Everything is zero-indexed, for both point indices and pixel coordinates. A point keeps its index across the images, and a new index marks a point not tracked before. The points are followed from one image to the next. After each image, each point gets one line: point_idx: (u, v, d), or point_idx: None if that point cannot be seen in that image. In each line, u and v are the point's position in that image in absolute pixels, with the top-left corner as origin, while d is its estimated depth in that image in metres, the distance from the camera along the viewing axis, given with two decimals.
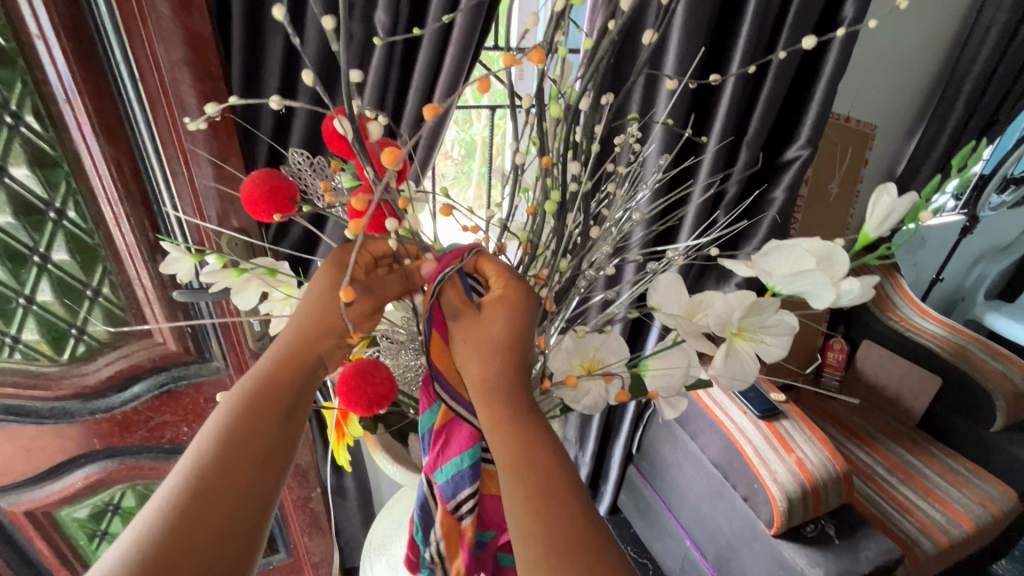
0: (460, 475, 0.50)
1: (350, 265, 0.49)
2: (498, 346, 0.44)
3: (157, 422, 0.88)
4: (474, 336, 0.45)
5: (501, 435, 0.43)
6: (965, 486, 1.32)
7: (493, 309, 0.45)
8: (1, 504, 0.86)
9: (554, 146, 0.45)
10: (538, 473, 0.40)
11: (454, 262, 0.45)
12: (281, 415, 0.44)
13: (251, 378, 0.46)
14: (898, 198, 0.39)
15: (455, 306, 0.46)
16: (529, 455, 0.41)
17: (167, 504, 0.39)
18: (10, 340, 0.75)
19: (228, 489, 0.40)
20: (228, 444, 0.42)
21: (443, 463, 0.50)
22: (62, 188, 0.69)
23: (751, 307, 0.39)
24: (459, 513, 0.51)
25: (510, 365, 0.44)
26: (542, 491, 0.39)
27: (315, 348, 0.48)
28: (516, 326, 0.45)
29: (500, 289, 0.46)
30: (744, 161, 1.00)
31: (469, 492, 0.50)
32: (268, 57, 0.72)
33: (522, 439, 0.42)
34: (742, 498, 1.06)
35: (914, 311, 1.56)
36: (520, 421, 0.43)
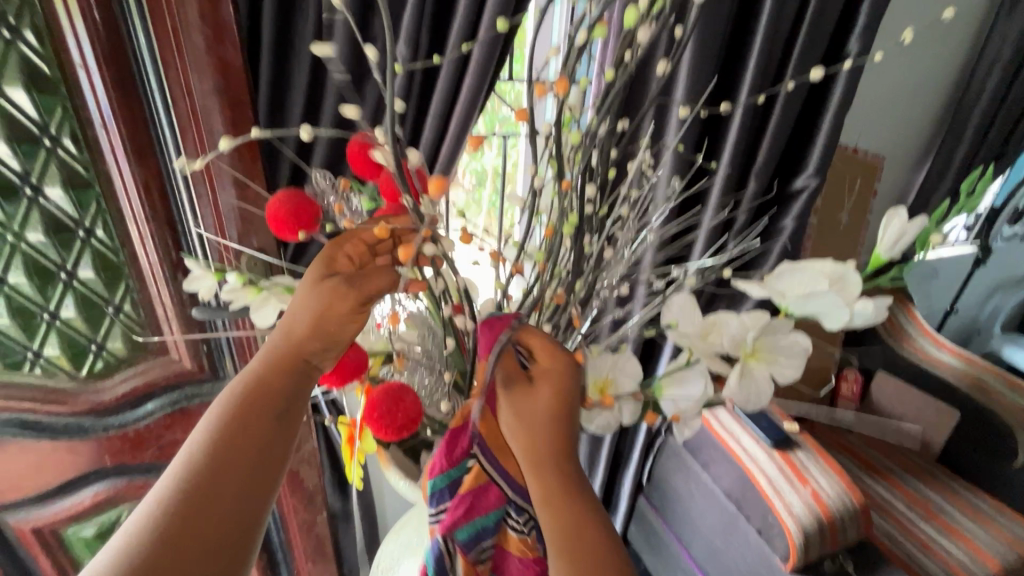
0: (482, 532, 0.55)
1: (339, 259, 0.50)
2: (545, 414, 0.45)
3: (168, 440, 0.88)
4: (524, 408, 0.46)
5: (542, 485, 0.44)
6: (989, 523, 1.28)
7: (544, 379, 0.46)
8: (10, 521, 0.86)
9: (573, 170, 0.46)
10: (570, 511, 0.43)
11: (505, 331, 0.46)
12: (273, 419, 0.45)
13: (241, 383, 0.47)
14: (907, 222, 0.39)
15: (507, 374, 0.47)
16: (571, 499, 0.43)
17: (159, 506, 0.39)
18: (32, 354, 0.77)
19: (222, 494, 0.41)
20: (220, 449, 0.42)
21: (466, 523, 0.54)
22: (93, 208, 0.72)
23: (765, 328, 0.39)
24: (478, 560, 0.57)
25: (560, 430, 0.45)
26: (574, 532, 0.42)
27: (305, 348, 0.48)
28: (563, 395, 0.45)
29: (549, 364, 0.46)
30: (754, 189, 1.01)
31: (490, 542, 0.56)
32: (295, 83, 0.75)
33: (565, 490, 0.44)
34: (756, 530, 1.04)
35: (930, 342, 1.53)
36: (568, 475, 0.44)
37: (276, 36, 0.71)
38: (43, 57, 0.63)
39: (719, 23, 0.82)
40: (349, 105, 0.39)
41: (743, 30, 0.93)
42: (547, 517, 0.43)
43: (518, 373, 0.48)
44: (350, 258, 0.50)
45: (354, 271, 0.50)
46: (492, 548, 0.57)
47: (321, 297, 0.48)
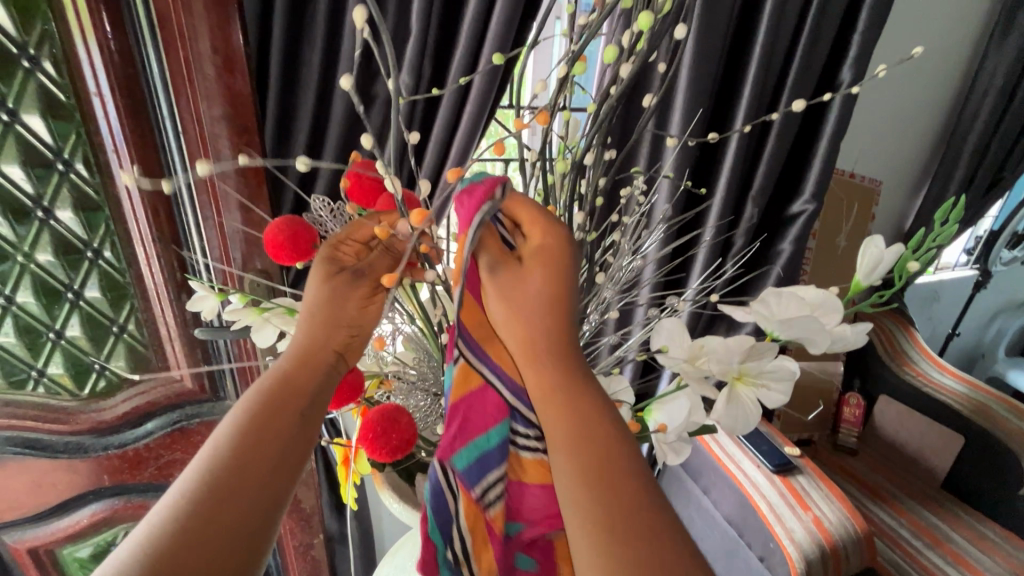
0: (487, 456, 0.47)
1: (338, 256, 0.50)
2: (538, 298, 0.44)
3: (166, 460, 0.89)
4: (512, 292, 0.44)
5: (540, 384, 0.43)
6: (994, 550, 1.26)
7: (535, 259, 0.44)
8: (6, 541, 0.87)
9: (560, 198, 0.48)
10: (585, 436, 0.40)
11: (488, 199, 0.41)
12: (296, 416, 0.44)
13: (268, 381, 0.46)
14: (884, 249, 0.40)
15: (493, 258, 0.45)
16: (563, 395, 0.42)
17: (182, 497, 0.37)
18: (36, 373, 0.78)
19: (246, 485, 0.39)
20: (244, 443, 0.41)
21: (464, 445, 0.46)
22: (101, 230, 0.74)
23: (749, 352, 0.40)
24: (485, 502, 0.47)
25: (549, 311, 0.44)
26: (593, 459, 0.39)
27: (326, 344, 0.48)
28: (554, 274, 0.44)
29: (535, 233, 0.44)
30: (750, 214, 1.03)
31: (497, 474, 0.47)
32: (300, 110, 0.77)
33: (563, 386, 0.43)
34: (758, 557, 1.03)
35: (931, 365, 1.51)
36: (561, 362, 0.43)
37: (284, 67, 0.74)
38: (60, 86, 0.66)
39: (712, 55, 0.85)
40: (365, 135, 0.41)
41: (736, 60, 0.96)
42: (560, 449, 0.40)
43: (506, 256, 0.45)
44: (351, 253, 0.51)
45: (353, 264, 0.51)
46: (502, 485, 0.47)
47: (332, 292, 0.49)
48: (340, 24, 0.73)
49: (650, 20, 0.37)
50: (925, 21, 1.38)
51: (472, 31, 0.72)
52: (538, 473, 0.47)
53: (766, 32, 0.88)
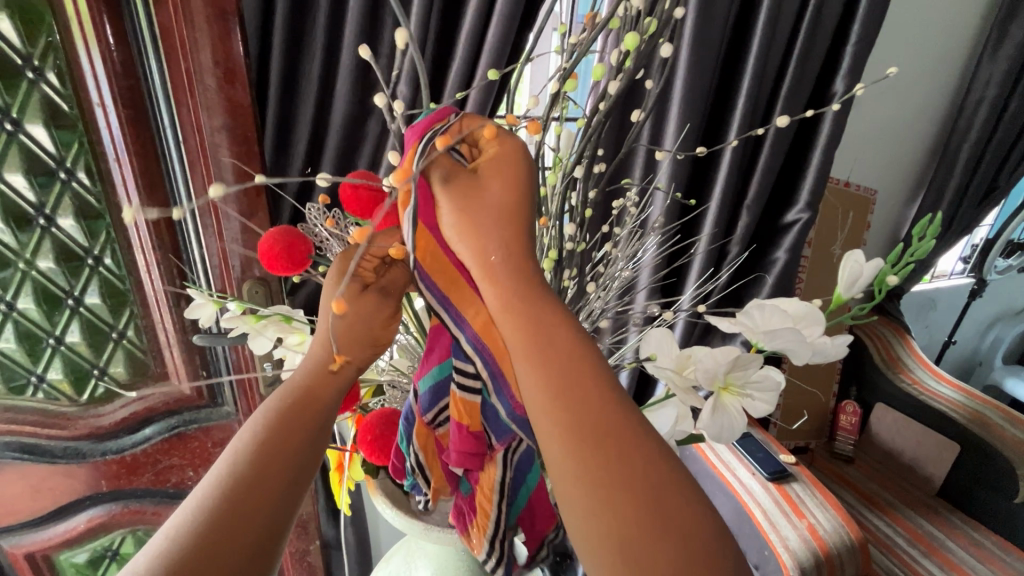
0: (440, 387, 0.49)
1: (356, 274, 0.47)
2: (494, 217, 0.39)
3: (164, 466, 0.89)
4: (466, 210, 0.39)
5: (510, 317, 0.37)
6: (990, 560, 1.26)
7: (489, 172, 0.39)
8: (3, 546, 0.87)
9: (552, 209, 0.49)
10: (572, 387, 0.34)
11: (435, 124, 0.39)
12: (315, 425, 0.43)
13: (287, 388, 0.44)
14: (864, 262, 0.41)
15: (444, 168, 0.39)
16: (538, 349, 0.36)
17: (198, 510, 0.36)
18: (35, 378, 0.79)
19: (261, 495, 0.38)
20: (263, 451, 0.40)
21: (427, 371, 0.49)
22: (102, 237, 0.75)
23: (734, 362, 0.41)
24: (436, 424, 0.50)
25: (510, 232, 0.39)
26: (584, 421, 0.33)
27: (352, 354, 0.47)
28: (510, 189, 0.38)
29: (490, 146, 0.40)
30: (745, 223, 1.04)
31: (447, 403, 0.49)
32: (300, 121, 0.79)
33: (531, 313, 0.37)
34: (753, 566, 1.01)
35: (927, 373, 1.52)
36: (528, 291, 0.38)
37: (283, 78, 0.76)
38: (63, 96, 0.67)
39: (706, 67, 0.86)
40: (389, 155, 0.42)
41: (730, 72, 0.97)
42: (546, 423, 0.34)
43: (458, 167, 0.40)
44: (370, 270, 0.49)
45: (376, 281, 0.49)
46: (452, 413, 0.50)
47: (357, 311, 0.47)
48: (339, 36, 0.74)
49: (636, 40, 0.38)
50: (919, 33, 1.40)
51: (469, 45, 0.73)
52: (478, 412, 0.48)
53: (759, 45, 0.89)
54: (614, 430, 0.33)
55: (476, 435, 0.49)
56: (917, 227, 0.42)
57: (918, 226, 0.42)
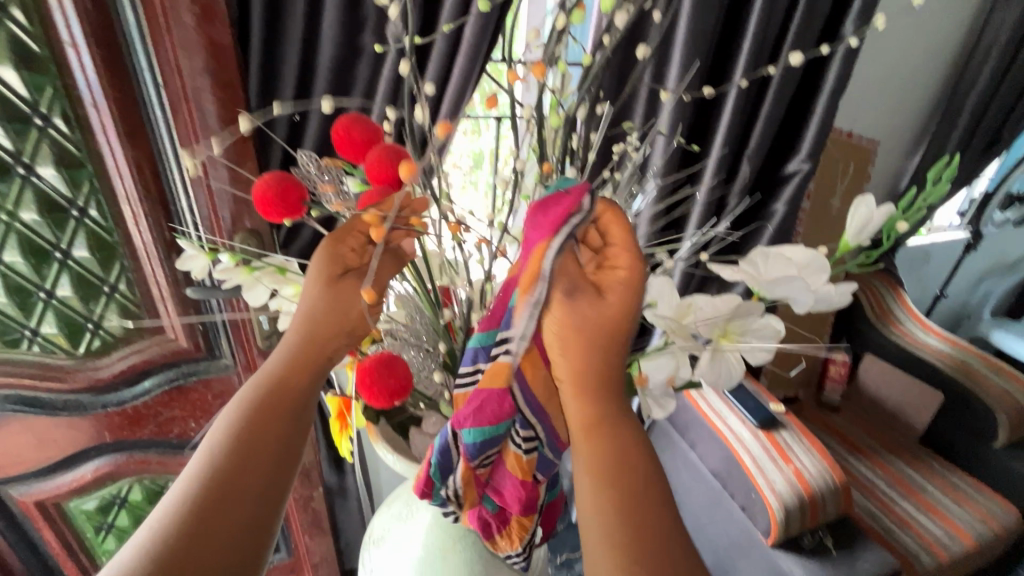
0: (490, 439, 0.50)
1: (342, 250, 0.50)
2: (603, 330, 0.43)
3: (166, 417, 0.91)
4: (588, 316, 0.43)
5: (585, 429, 0.42)
6: (966, 501, 1.31)
7: (613, 283, 0.43)
8: (14, 494, 0.90)
9: (553, 153, 0.47)
10: (620, 476, 0.40)
11: (572, 213, 0.42)
12: (288, 419, 0.46)
13: (264, 379, 0.48)
14: (875, 208, 0.40)
15: (569, 279, 0.43)
16: (608, 441, 0.41)
17: (187, 494, 0.41)
18: (29, 333, 0.78)
19: (241, 483, 0.42)
20: (244, 439, 0.44)
21: (475, 427, 0.49)
22: (85, 188, 0.72)
23: (735, 311, 0.41)
24: (478, 465, 0.52)
25: (607, 349, 0.43)
26: (631, 512, 0.38)
27: (326, 347, 0.49)
28: (631, 303, 0.42)
29: (618, 263, 0.43)
30: (746, 174, 1.02)
31: (495, 451, 0.52)
32: (286, 64, 0.75)
33: (609, 431, 0.42)
34: (739, 507, 1.07)
35: (917, 326, 1.54)
36: (607, 406, 0.43)
37: (265, 17, 0.71)
38: (32, 36, 0.63)
39: (712, 6, 0.82)
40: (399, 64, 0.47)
41: (736, 12, 0.93)
42: (594, 504, 0.39)
43: (581, 278, 0.44)
44: (353, 251, 0.51)
45: (358, 264, 0.51)
46: (495, 456, 0.53)
47: (337, 298, 0.50)
48: None
49: None
50: None
51: None
52: (528, 465, 0.52)
53: None
54: (653, 518, 0.38)
55: (529, 486, 0.53)
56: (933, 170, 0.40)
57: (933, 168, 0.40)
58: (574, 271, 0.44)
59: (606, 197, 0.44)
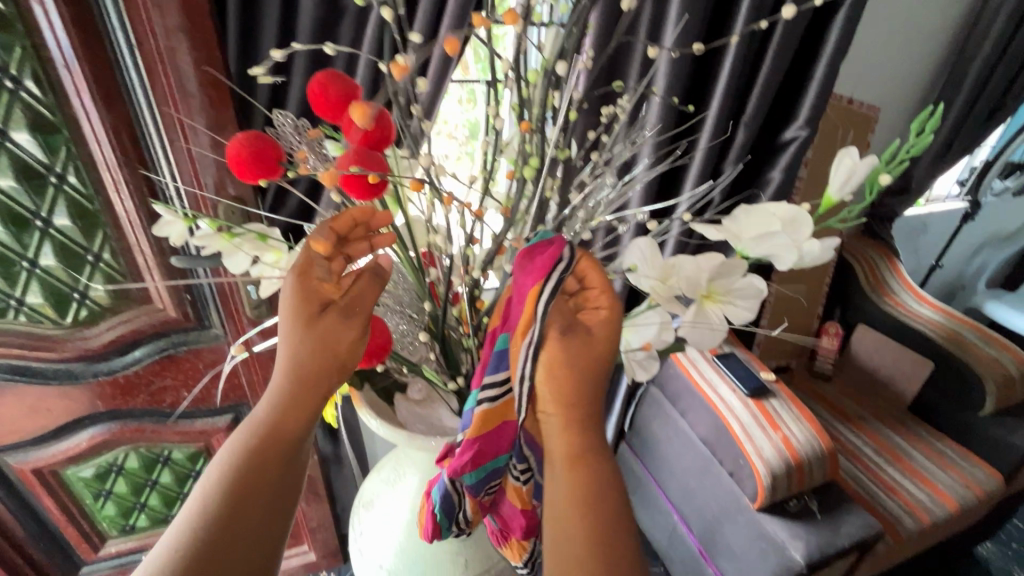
0: (490, 474, 0.52)
1: (318, 278, 0.47)
2: (589, 368, 0.45)
3: (158, 386, 0.91)
4: (578, 355, 0.45)
5: (571, 462, 0.45)
6: (951, 467, 1.33)
7: (601, 325, 0.45)
8: (11, 463, 0.91)
9: (533, 111, 0.44)
10: (598, 509, 0.43)
11: (556, 262, 0.42)
12: (280, 460, 0.48)
13: (256, 423, 0.48)
14: (858, 160, 0.39)
15: (562, 321, 0.45)
16: (590, 474, 0.44)
17: (182, 543, 0.42)
18: (15, 302, 0.78)
19: (238, 531, 0.44)
20: (237, 487, 0.45)
21: (475, 468, 0.50)
22: (63, 154, 0.70)
23: (719, 269, 0.40)
24: (483, 495, 0.55)
25: (591, 387, 0.45)
26: (606, 544, 0.42)
27: (316, 387, 0.48)
28: (612, 343, 0.45)
29: (599, 304, 0.45)
30: (742, 141, 1.00)
31: (496, 482, 0.54)
32: (266, 23, 0.72)
33: (592, 467, 0.45)
34: (728, 473, 1.09)
35: (911, 296, 1.55)
36: (589, 441, 0.45)
37: None
38: None
39: None
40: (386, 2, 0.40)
41: None
42: (575, 536, 0.42)
43: (568, 317, 0.45)
44: (328, 282, 0.48)
45: (339, 297, 0.49)
46: (496, 485, 0.55)
47: (322, 337, 0.47)
48: None
49: None
50: None
51: None
52: (527, 494, 0.55)
53: None
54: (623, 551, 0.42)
55: (529, 514, 0.56)
56: (918, 120, 0.39)
57: (918, 117, 0.40)
58: (563, 311, 0.46)
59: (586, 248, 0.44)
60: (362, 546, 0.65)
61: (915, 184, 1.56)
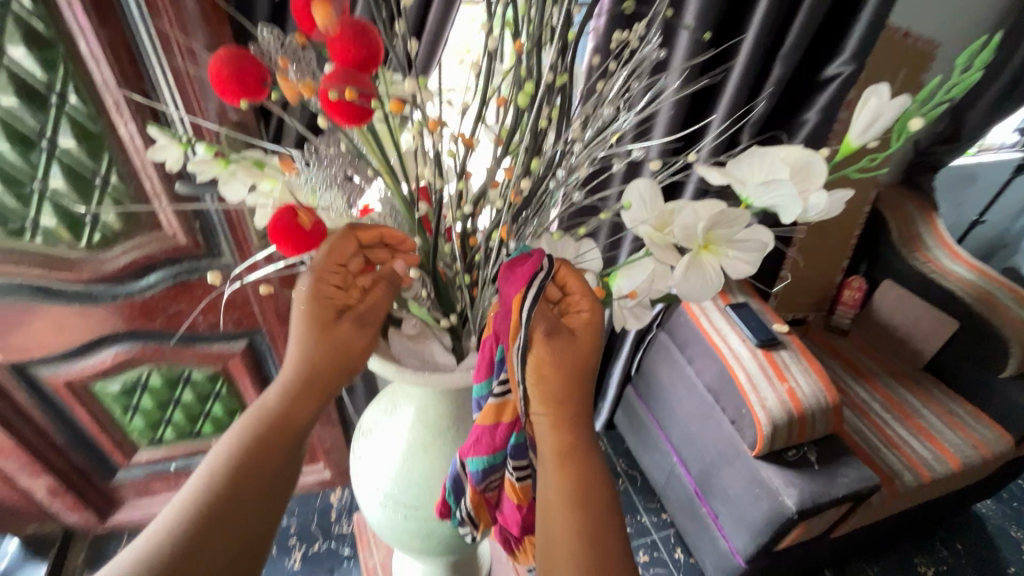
0: (490, 467, 0.56)
1: (325, 278, 0.50)
2: (575, 367, 0.48)
3: (173, 311, 0.94)
4: (565, 355, 0.48)
5: (559, 455, 0.48)
6: (960, 427, 1.32)
7: (584, 329, 0.48)
8: (44, 374, 0.97)
9: (527, 31, 0.40)
10: (586, 501, 0.46)
11: (536, 272, 0.45)
12: (282, 448, 0.50)
13: (266, 408, 0.51)
14: (888, 101, 0.36)
15: (549, 323, 0.48)
16: (579, 466, 0.48)
17: (186, 510, 0.45)
18: (30, 223, 0.79)
19: (240, 505, 0.46)
20: (243, 465, 0.48)
21: (476, 456, 0.56)
22: (62, 72, 0.69)
23: (717, 217, 0.37)
24: (485, 489, 0.59)
25: (577, 386, 0.49)
26: (596, 529, 0.45)
27: (325, 382, 0.52)
28: (596, 342, 0.49)
29: (581, 308, 0.48)
30: (777, 77, 0.92)
31: (497, 476, 0.58)
32: None
33: (581, 462, 0.48)
34: (729, 420, 1.10)
35: (944, 253, 1.49)
36: (577, 436, 0.49)
37: None
38: None
39: None
40: None
41: None
42: (563, 523, 0.45)
43: (554, 321, 0.49)
44: (338, 286, 0.52)
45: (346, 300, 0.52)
46: (499, 480, 0.59)
47: (334, 339, 0.52)
48: None
49: None
50: None
51: None
52: (523, 492, 0.57)
53: None
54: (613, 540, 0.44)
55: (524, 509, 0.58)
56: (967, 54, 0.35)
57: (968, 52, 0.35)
58: (548, 315, 0.49)
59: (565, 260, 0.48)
60: (360, 468, 0.68)
61: (966, 132, 1.44)
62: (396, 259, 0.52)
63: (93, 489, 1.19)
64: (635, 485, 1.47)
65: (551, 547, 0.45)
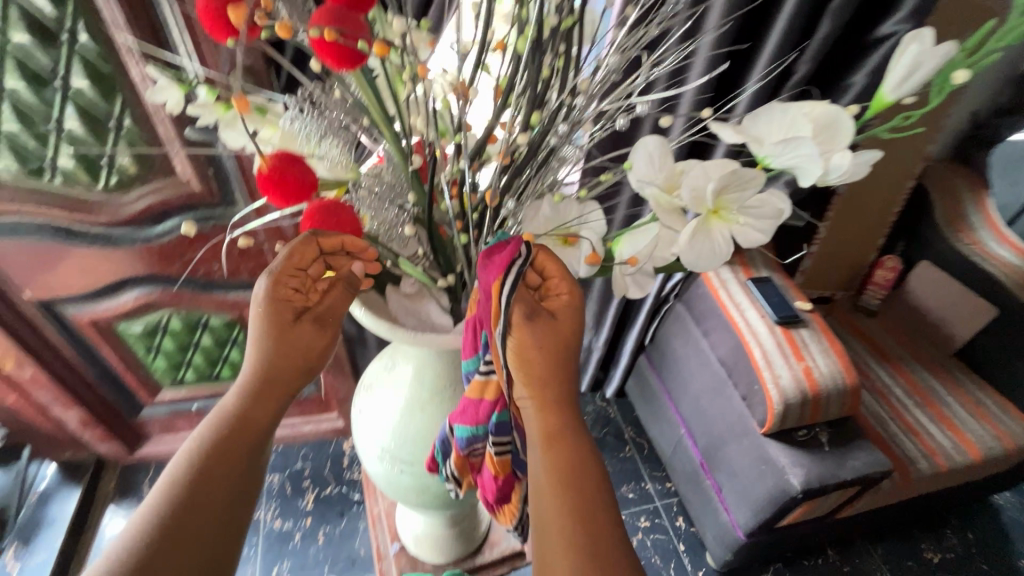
0: (475, 436, 0.57)
1: (278, 281, 0.50)
2: (555, 349, 0.49)
3: (190, 258, 0.95)
4: (546, 337, 0.48)
5: (546, 439, 0.47)
6: (986, 417, 1.27)
7: (563, 312, 0.49)
8: (71, 312, 1.00)
9: None
10: (576, 485, 0.45)
11: (513, 260, 0.45)
12: (244, 449, 0.49)
13: (225, 412, 0.50)
14: (929, 47, 0.33)
15: (529, 306, 0.48)
16: (568, 449, 0.47)
17: (146, 524, 0.43)
18: (49, 164, 0.80)
19: (204, 512, 0.45)
20: (204, 470, 0.46)
21: (462, 423, 0.57)
22: (72, 8, 0.68)
23: (730, 177, 0.35)
24: (471, 455, 0.59)
25: (562, 369, 0.49)
26: (587, 513, 0.43)
27: (285, 380, 0.51)
28: (575, 324, 0.50)
29: (560, 291, 0.49)
30: (823, 34, 0.85)
31: (481, 446, 0.58)
32: None
33: (570, 448, 0.47)
34: (740, 397, 1.08)
35: (991, 235, 1.39)
36: (564, 422, 0.48)
37: None
38: None
39: None
40: None
41: None
42: (553, 506, 0.44)
43: (535, 307, 0.49)
44: (296, 289, 0.52)
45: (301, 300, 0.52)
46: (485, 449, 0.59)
47: (291, 341, 0.51)
48: None
49: None
50: None
51: None
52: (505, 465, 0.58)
53: None
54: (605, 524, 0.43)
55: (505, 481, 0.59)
56: None
57: None
58: (529, 300, 0.49)
59: (544, 244, 0.48)
60: (360, 422, 0.69)
61: None
62: (354, 261, 0.51)
63: (121, 422, 1.26)
64: (642, 453, 1.48)
65: (542, 529, 0.44)
